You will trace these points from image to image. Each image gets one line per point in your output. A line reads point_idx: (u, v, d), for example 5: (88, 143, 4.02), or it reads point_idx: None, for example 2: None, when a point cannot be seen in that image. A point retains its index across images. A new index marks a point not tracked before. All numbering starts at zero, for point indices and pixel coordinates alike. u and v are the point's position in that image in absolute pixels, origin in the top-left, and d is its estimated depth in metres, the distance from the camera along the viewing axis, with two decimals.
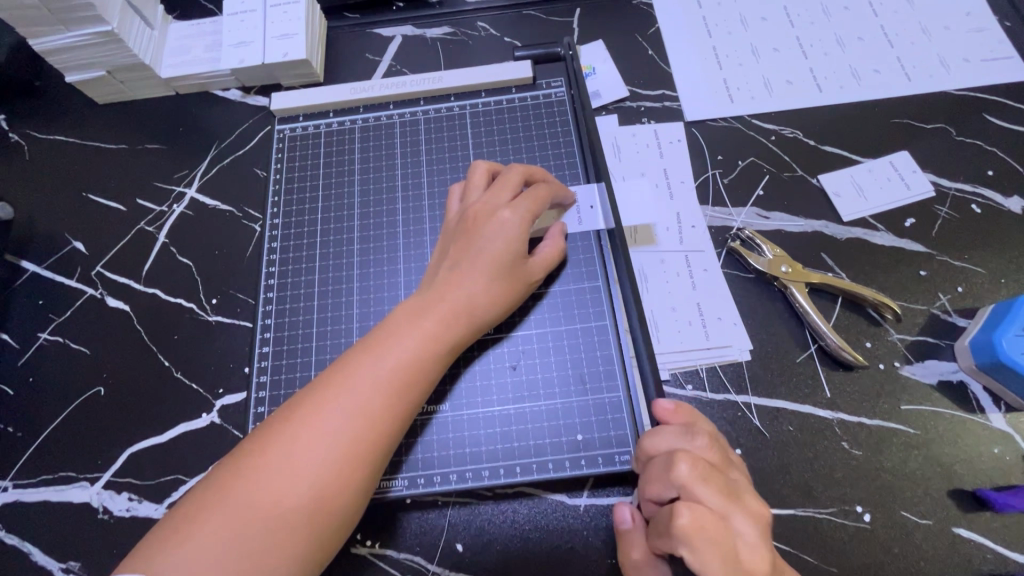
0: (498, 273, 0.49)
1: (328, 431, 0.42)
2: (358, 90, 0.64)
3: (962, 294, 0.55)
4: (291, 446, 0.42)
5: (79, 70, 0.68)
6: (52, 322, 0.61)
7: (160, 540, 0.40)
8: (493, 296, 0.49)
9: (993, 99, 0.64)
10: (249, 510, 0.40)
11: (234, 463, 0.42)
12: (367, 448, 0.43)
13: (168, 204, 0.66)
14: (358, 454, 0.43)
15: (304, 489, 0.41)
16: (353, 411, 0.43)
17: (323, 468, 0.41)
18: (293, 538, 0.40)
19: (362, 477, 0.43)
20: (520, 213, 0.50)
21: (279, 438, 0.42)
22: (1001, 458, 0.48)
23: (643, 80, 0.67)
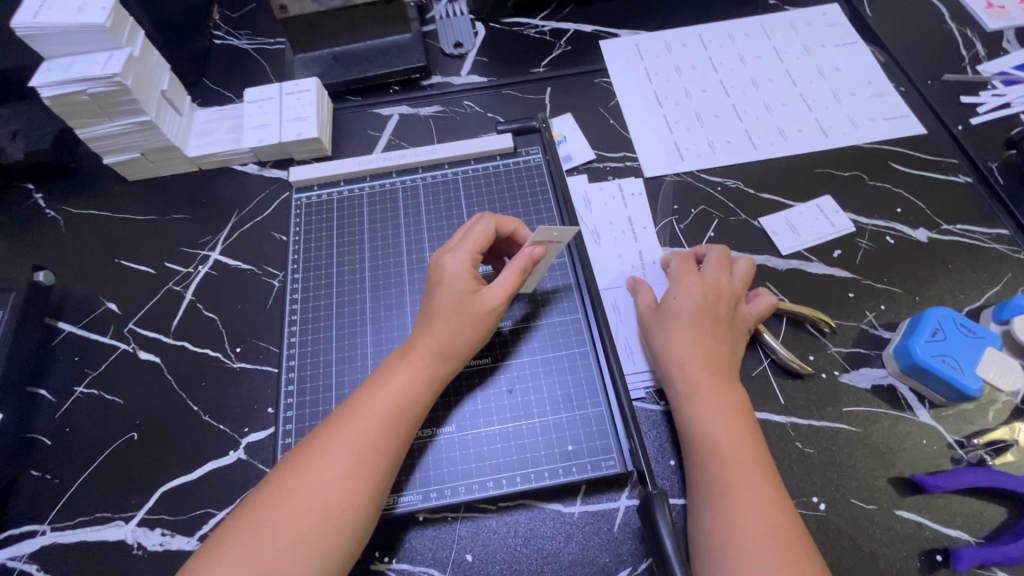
0: (452, 309, 0.55)
1: (339, 459, 0.49)
2: (364, 162, 0.74)
3: (885, 311, 0.65)
4: (309, 473, 0.48)
5: (116, 153, 0.77)
6: (87, 377, 0.67)
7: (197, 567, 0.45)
8: (457, 327, 0.55)
9: (896, 150, 0.77)
10: (276, 533, 0.46)
11: (261, 493, 0.48)
12: (375, 472, 0.49)
13: (194, 266, 0.74)
14: (364, 477, 0.49)
15: (322, 509, 0.47)
16: (360, 440, 0.50)
17: (333, 492, 0.47)
18: (313, 553, 0.46)
19: (368, 497, 0.49)
20: (459, 254, 0.57)
21: (301, 468, 0.49)
22: (929, 448, 0.57)
23: (607, 145, 0.79)
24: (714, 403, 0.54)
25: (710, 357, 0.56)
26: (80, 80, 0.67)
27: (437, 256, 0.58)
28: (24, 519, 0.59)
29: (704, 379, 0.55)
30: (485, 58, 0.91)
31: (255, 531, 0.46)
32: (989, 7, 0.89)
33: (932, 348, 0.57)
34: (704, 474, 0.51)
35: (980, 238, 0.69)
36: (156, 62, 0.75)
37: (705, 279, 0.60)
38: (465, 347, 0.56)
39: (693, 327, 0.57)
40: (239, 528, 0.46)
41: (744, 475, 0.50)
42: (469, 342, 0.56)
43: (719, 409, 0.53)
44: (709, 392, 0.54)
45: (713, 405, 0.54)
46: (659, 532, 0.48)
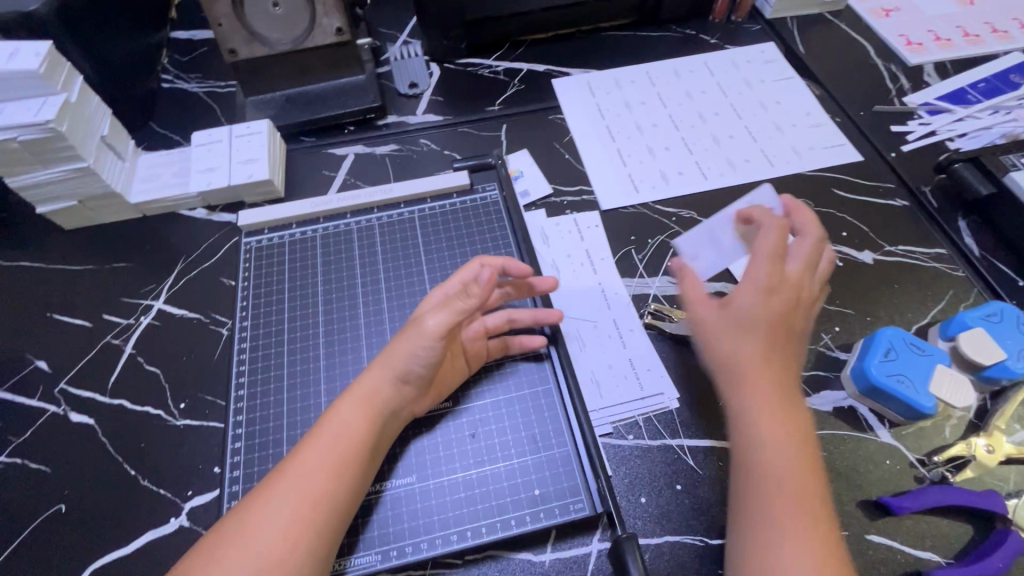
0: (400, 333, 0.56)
1: (273, 516, 0.45)
2: (318, 204, 0.72)
3: (839, 332, 0.66)
4: (241, 536, 0.44)
5: (51, 201, 0.73)
6: (10, 445, 0.61)
7: None
8: (399, 349, 0.54)
9: (837, 177, 0.80)
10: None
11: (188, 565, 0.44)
12: (312, 518, 0.46)
13: (135, 317, 0.70)
14: (298, 536, 0.45)
15: (262, 551, 0.43)
16: (297, 487, 0.47)
17: (274, 532, 0.44)
18: None
19: (311, 541, 0.45)
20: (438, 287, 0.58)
21: (236, 524, 0.45)
22: (892, 467, 0.57)
23: (564, 179, 0.80)
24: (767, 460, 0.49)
25: (759, 406, 0.51)
26: (10, 127, 0.64)
27: None
28: None
29: (796, 431, 0.50)
30: (440, 97, 0.92)
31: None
32: (909, 43, 0.96)
33: (886, 368, 0.58)
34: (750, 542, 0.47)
35: (920, 258, 0.72)
36: (95, 107, 0.72)
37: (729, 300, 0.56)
38: (405, 369, 0.53)
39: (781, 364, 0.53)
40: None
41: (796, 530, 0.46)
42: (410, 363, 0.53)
43: (787, 424, 0.50)
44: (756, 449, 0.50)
45: (775, 461, 0.49)
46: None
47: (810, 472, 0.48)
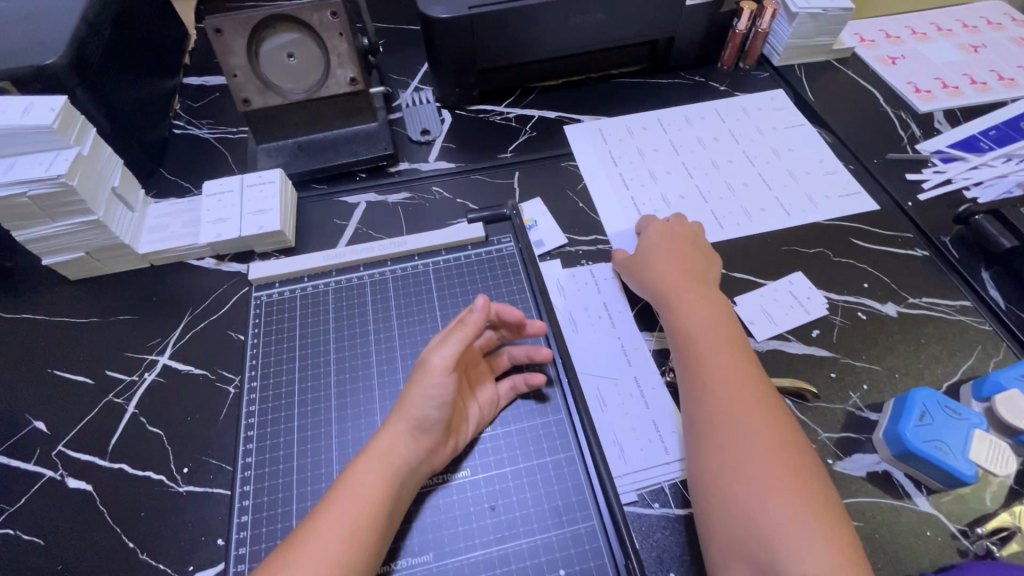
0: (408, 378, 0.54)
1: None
2: (330, 256, 0.71)
3: (868, 390, 0.64)
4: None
5: (57, 253, 0.72)
6: (3, 513, 0.58)
7: None
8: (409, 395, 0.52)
9: (855, 226, 0.79)
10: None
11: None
12: None
13: (139, 373, 0.68)
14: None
15: None
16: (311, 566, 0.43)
17: None
18: None
19: None
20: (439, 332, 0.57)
21: None
22: (933, 539, 0.55)
23: (579, 228, 0.79)
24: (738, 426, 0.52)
25: (725, 374, 0.56)
26: (20, 182, 0.63)
27: None
28: None
29: (749, 395, 0.54)
30: (452, 144, 0.92)
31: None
32: (918, 91, 0.96)
33: (922, 433, 0.56)
34: (728, 509, 0.48)
35: (944, 311, 0.71)
36: (107, 159, 0.72)
37: (681, 290, 0.65)
38: (422, 419, 0.51)
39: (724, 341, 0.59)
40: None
41: (774, 481, 0.48)
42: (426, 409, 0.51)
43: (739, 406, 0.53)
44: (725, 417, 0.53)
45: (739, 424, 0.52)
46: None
47: (769, 460, 0.49)
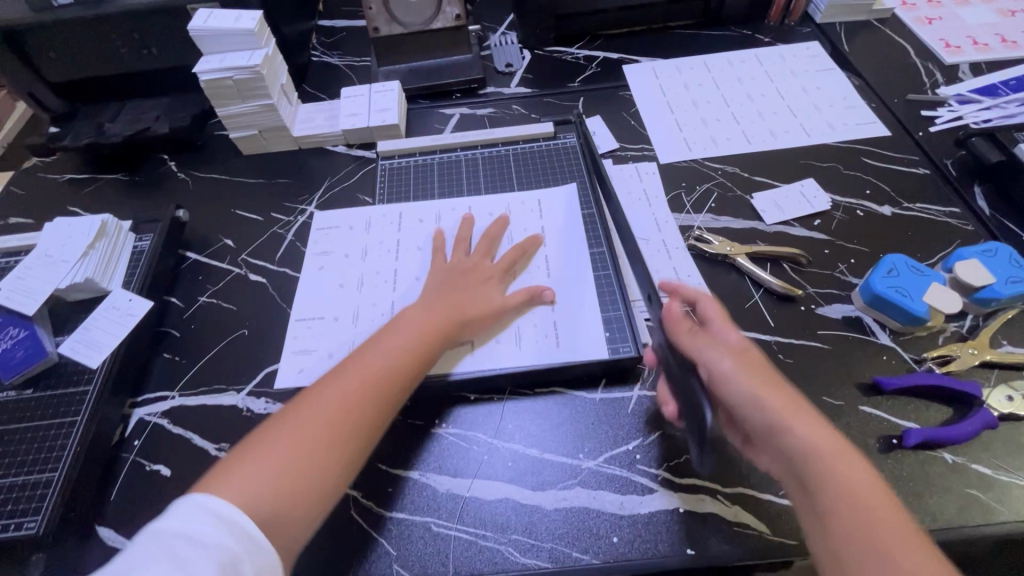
0: (481, 249, 0.78)
1: (350, 383, 0.60)
2: (435, 140, 0.95)
3: (855, 263, 0.79)
4: (333, 390, 0.59)
5: (240, 129, 0.98)
6: (209, 290, 0.84)
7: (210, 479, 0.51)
8: (476, 275, 0.74)
9: (865, 149, 0.94)
10: (286, 449, 0.54)
11: (294, 405, 0.58)
12: (354, 412, 0.58)
13: (294, 216, 0.93)
14: (361, 408, 0.59)
15: (317, 429, 0.56)
16: (341, 393, 0.59)
17: (320, 419, 0.56)
18: (312, 465, 0.54)
19: (350, 432, 0.57)
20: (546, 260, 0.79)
21: (299, 410, 0.57)
22: (889, 362, 0.70)
23: (628, 139, 0.98)
24: (805, 451, 0.50)
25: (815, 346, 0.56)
26: (231, 68, 0.89)
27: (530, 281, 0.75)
28: (158, 387, 0.75)
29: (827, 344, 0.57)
30: (530, 76, 1.12)
31: (285, 433, 0.55)
32: (947, 46, 1.08)
33: (888, 281, 0.71)
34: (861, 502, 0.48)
35: (935, 214, 0.84)
36: (280, 62, 0.97)
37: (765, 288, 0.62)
38: (466, 307, 0.70)
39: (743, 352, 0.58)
40: (268, 427, 0.56)
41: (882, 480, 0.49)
42: (504, 311, 0.72)
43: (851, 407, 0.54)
44: (785, 412, 0.52)
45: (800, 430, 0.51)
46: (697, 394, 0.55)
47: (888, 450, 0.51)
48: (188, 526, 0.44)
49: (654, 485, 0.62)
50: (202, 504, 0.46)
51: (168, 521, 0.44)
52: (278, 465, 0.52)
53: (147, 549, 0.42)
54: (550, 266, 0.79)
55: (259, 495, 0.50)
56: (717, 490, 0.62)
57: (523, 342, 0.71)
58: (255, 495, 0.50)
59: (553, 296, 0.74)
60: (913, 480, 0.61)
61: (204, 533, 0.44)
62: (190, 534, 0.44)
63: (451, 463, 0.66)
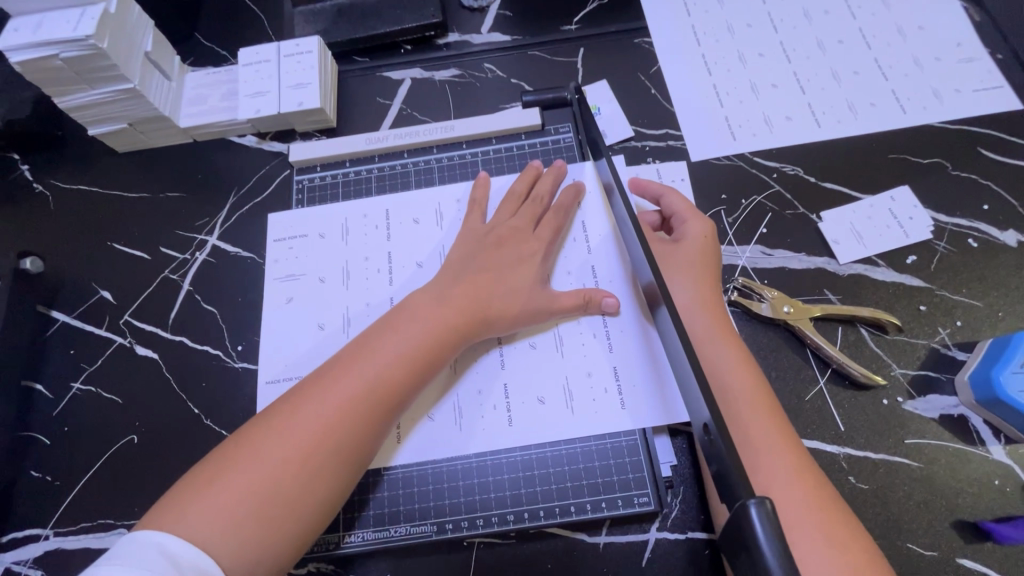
0: (523, 211, 0.59)
1: (340, 394, 0.46)
2: (371, 141, 0.68)
3: (961, 327, 0.57)
4: (313, 404, 0.46)
5: (102, 123, 0.70)
6: (84, 372, 0.63)
7: (176, 502, 0.42)
8: (509, 246, 0.57)
9: (986, 132, 0.66)
10: (270, 468, 0.43)
11: (263, 419, 0.46)
12: (363, 416, 0.46)
13: (190, 252, 0.68)
14: (348, 432, 0.46)
15: (304, 437, 0.44)
16: (346, 387, 0.47)
17: (317, 422, 0.45)
18: (304, 488, 0.43)
19: (355, 442, 0.46)
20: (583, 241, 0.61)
21: (289, 406, 0.46)
22: (1001, 488, 0.51)
23: (647, 120, 0.70)
24: (755, 433, 0.46)
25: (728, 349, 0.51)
26: (50, 42, 0.59)
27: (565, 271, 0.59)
28: (27, 521, 0.57)
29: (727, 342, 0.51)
30: (508, 12, 0.78)
31: (254, 457, 0.43)
32: None
33: (1020, 380, 0.50)
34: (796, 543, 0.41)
35: None
36: (137, 19, 0.66)
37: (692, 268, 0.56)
38: (501, 284, 0.54)
39: (697, 272, 0.55)
40: (235, 449, 0.44)
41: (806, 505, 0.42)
42: (547, 315, 0.55)
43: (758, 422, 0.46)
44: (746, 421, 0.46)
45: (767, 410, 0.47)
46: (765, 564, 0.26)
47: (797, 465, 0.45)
48: (129, 571, 0.37)
49: None
50: (150, 543, 0.39)
51: (108, 565, 0.37)
52: (258, 492, 0.42)
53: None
54: (592, 244, 0.60)
55: (228, 537, 0.40)
56: None
57: (568, 356, 0.55)
58: (214, 531, 0.40)
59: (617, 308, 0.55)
60: None
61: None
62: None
63: None
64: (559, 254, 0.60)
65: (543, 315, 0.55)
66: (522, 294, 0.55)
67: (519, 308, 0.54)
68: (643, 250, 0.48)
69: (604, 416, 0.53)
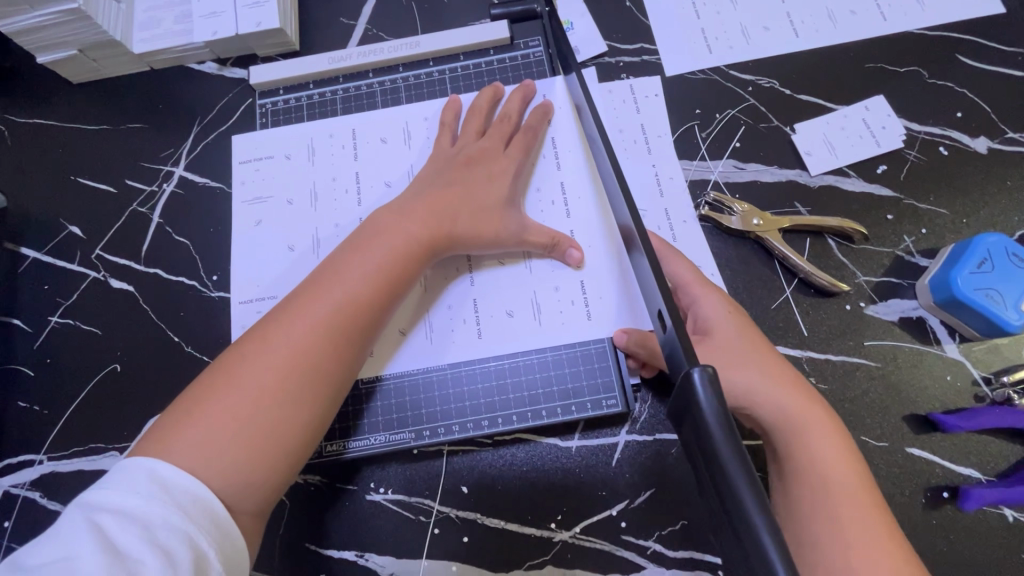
0: (492, 132, 0.59)
1: (311, 318, 0.46)
2: (335, 60, 0.66)
3: (925, 235, 0.58)
4: (287, 330, 0.46)
5: (50, 50, 0.66)
6: (61, 306, 0.64)
7: (157, 437, 0.41)
8: (477, 166, 0.57)
9: (965, 38, 0.64)
10: (248, 395, 0.43)
11: (236, 350, 0.46)
12: (337, 337, 0.47)
13: (158, 184, 0.67)
14: (324, 350, 0.46)
15: (279, 361, 0.44)
16: (317, 311, 0.47)
17: (291, 347, 0.45)
18: (285, 409, 0.44)
19: (331, 362, 0.46)
20: (554, 159, 0.60)
21: (260, 336, 0.46)
22: (953, 383, 0.53)
23: (622, 34, 0.67)
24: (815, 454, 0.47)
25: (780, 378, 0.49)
26: None
27: (535, 193, 0.59)
28: (19, 448, 0.59)
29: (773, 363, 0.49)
30: None
31: (231, 386, 0.43)
32: None
33: (975, 280, 0.52)
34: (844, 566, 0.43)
35: None
36: None
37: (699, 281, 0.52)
38: (470, 205, 0.54)
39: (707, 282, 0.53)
40: (210, 382, 0.44)
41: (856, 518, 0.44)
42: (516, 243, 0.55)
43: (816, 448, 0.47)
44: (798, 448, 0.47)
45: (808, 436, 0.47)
46: (710, 430, 0.29)
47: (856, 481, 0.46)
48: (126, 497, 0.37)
49: (643, 562, 0.51)
50: (143, 466, 0.39)
51: (104, 492, 0.38)
52: (239, 418, 0.42)
53: (78, 527, 0.36)
54: (562, 159, 0.60)
55: (216, 464, 0.41)
56: (719, 565, 0.51)
57: (537, 272, 0.56)
58: (202, 461, 0.40)
59: (579, 260, 0.55)
60: (959, 545, 0.50)
61: (142, 508, 0.37)
62: (132, 510, 0.37)
63: (394, 539, 0.53)
64: (531, 173, 0.60)
65: (513, 241, 0.55)
66: (492, 214, 0.55)
67: (489, 227, 0.54)
68: (610, 160, 0.48)
69: (576, 327, 0.55)
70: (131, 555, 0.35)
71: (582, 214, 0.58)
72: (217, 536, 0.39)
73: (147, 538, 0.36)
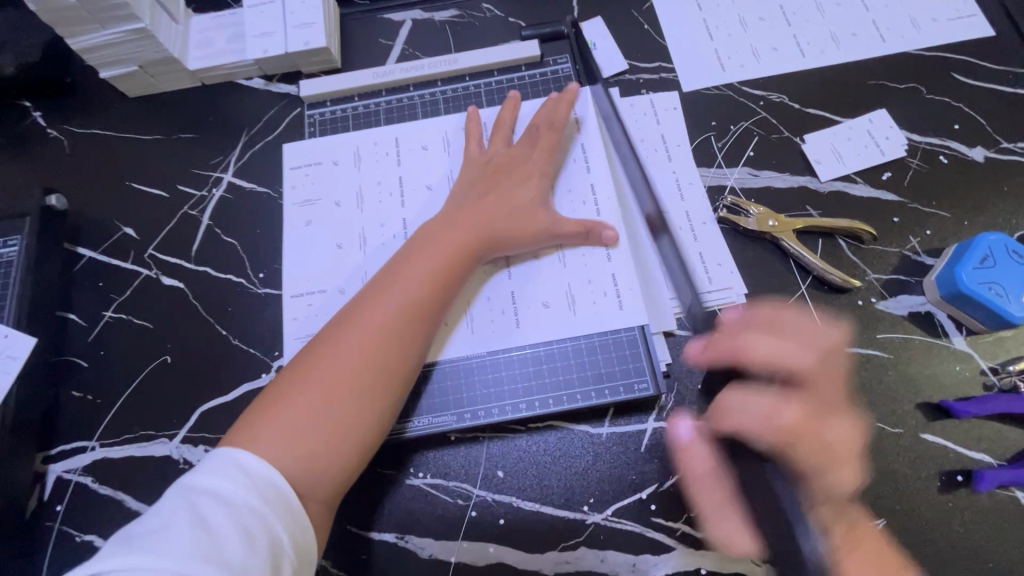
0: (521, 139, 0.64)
1: (373, 322, 0.50)
2: (379, 74, 0.71)
3: (930, 236, 0.62)
4: (351, 334, 0.50)
5: (113, 66, 0.72)
6: (114, 302, 0.67)
7: (242, 435, 0.46)
8: (508, 173, 0.61)
9: (959, 58, 0.69)
10: (321, 395, 0.47)
11: (307, 350, 0.50)
12: (397, 339, 0.50)
13: (208, 189, 0.72)
14: (387, 353, 0.50)
15: (346, 363, 0.48)
16: (378, 316, 0.51)
17: (356, 349, 0.49)
18: (356, 408, 0.48)
19: (393, 363, 0.50)
20: (584, 161, 0.65)
21: (326, 339, 0.50)
22: (962, 373, 0.57)
23: (641, 53, 0.73)
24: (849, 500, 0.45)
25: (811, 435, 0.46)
26: None
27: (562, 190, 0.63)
28: (72, 436, 0.62)
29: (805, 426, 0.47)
30: None
31: (304, 386, 0.47)
32: None
33: (979, 276, 0.56)
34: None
35: None
36: None
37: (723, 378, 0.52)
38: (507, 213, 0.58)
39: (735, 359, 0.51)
40: (284, 384, 0.48)
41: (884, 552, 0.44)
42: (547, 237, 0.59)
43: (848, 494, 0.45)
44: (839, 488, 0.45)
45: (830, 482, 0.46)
46: None
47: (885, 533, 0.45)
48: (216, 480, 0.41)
49: (672, 542, 0.53)
50: (230, 456, 0.43)
51: (199, 475, 0.42)
52: (315, 416, 0.46)
53: (175, 506, 0.40)
54: (591, 162, 0.64)
55: (297, 459, 0.45)
56: None
57: (571, 265, 0.60)
58: (286, 457, 0.45)
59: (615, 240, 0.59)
60: (974, 526, 0.52)
61: (233, 491, 0.41)
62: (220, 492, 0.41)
63: (432, 522, 0.55)
64: (561, 174, 0.64)
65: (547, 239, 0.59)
66: (525, 211, 0.59)
67: (523, 225, 0.58)
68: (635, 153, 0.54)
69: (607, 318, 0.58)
70: (220, 534, 0.38)
71: (612, 213, 0.62)
72: (290, 523, 0.42)
73: (234, 519, 0.39)
